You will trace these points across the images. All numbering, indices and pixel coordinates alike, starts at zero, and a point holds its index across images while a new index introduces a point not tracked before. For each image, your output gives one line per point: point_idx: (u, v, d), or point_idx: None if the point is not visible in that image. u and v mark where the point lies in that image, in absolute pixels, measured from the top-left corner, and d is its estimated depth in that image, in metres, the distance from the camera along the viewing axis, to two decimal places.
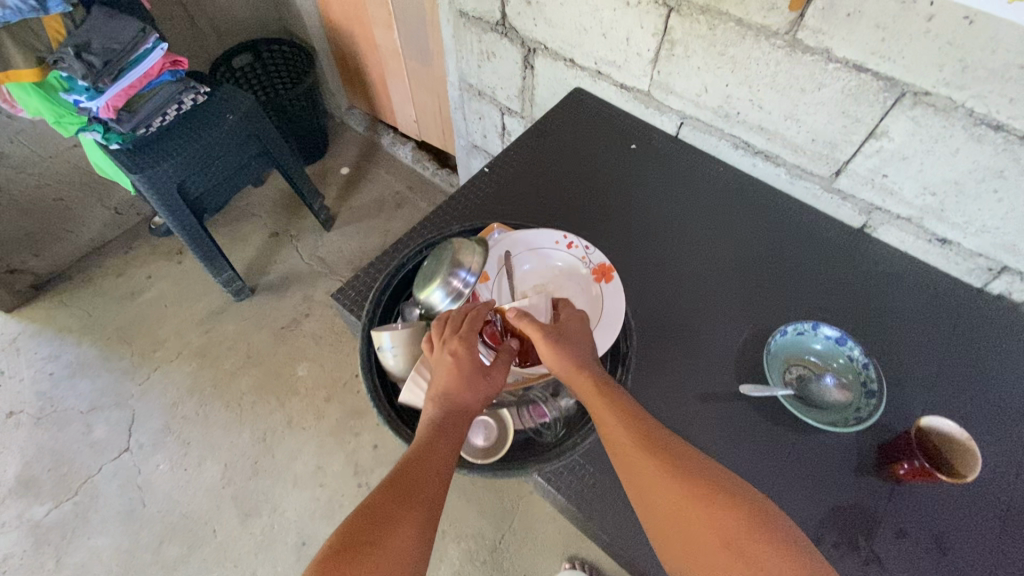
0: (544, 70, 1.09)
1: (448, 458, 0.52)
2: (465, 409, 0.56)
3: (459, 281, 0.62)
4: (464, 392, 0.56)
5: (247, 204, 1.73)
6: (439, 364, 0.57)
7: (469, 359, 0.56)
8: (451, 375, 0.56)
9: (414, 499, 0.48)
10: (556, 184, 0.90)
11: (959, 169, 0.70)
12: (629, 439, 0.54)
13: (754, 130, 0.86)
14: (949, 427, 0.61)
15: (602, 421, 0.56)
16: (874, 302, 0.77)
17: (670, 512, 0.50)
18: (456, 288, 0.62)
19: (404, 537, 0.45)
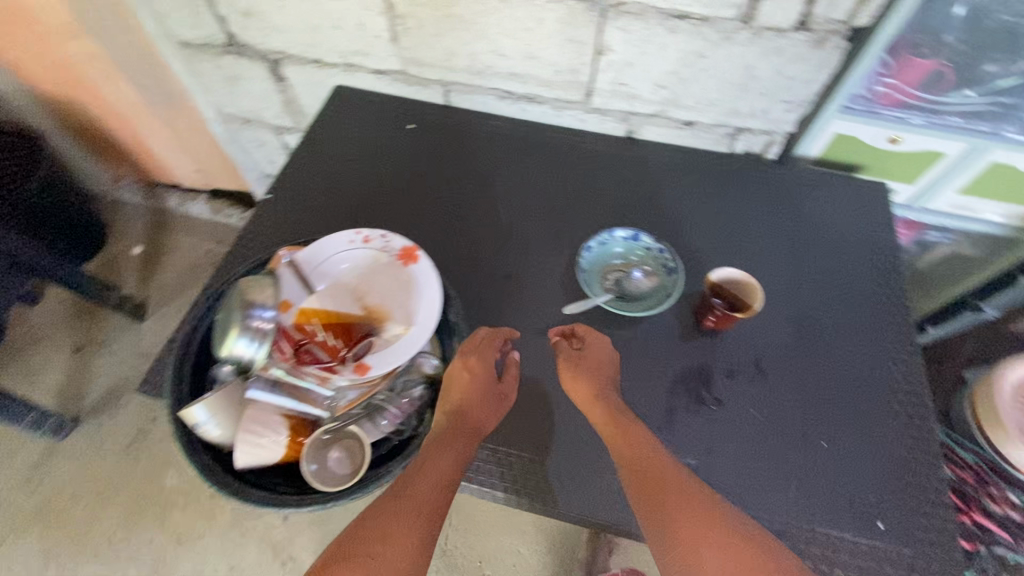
0: (298, 78, 1.03)
1: (454, 470, 0.54)
2: (472, 418, 0.59)
3: (257, 321, 0.57)
4: (477, 404, 0.59)
5: (28, 328, 1.45)
6: (455, 378, 0.60)
7: (480, 375, 0.60)
8: (465, 388, 0.60)
9: (418, 507, 0.50)
10: (347, 190, 0.88)
11: (673, 60, 0.80)
12: (645, 465, 0.57)
13: (508, 77, 0.90)
14: (723, 273, 0.72)
15: (616, 435, 0.60)
16: (656, 194, 0.87)
17: (677, 522, 0.52)
18: (257, 329, 0.56)
19: (406, 544, 0.47)
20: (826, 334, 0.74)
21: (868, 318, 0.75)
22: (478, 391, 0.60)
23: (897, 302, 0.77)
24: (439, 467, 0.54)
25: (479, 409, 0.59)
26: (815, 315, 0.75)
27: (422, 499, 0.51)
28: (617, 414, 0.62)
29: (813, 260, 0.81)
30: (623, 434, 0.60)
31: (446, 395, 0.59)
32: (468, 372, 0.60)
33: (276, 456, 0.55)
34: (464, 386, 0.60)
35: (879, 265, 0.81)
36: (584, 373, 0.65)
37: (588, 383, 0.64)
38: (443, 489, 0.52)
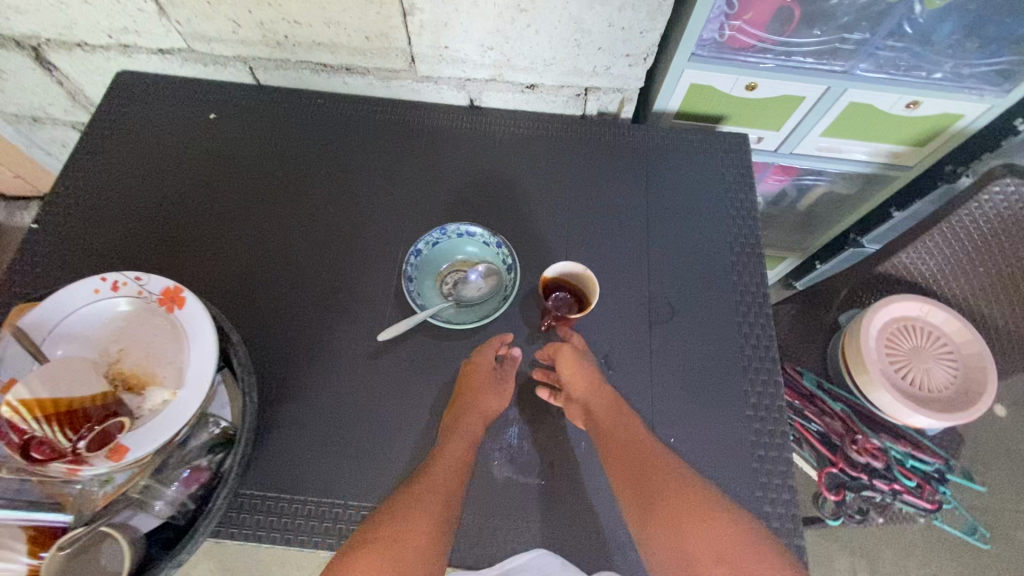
0: (70, 66, 0.85)
1: (465, 460, 0.56)
2: (487, 413, 0.61)
3: None
4: (485, 396, 0.61)
5: None
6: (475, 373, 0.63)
7: (491, 375, 0.63)
8: (478, 383, 0.62)
9: (433, 496, 0.52)
10: (136, 206, 0.73)
11: (492, 18, 0.68)
12: (654, 455, 0.55)
13: (314, 48, 0.76)
14: (552, 271, 0.66)
15: (625, 425, 0.59)
16: (502, 173, 0.78)
17: (675, 512, 0.50)
18: None
19: (417, 531, 0.49)
20: (677, 317, 0.69)
21: (722, 294, 0.71)
22: (490, 389, 0.62)
23: (752, 271, 0.73)
24: (455, 458, 0.56)
25: (486, 402, 0.61)
26: (666, 297, 0.70)
27: (439, 491, 0.53)
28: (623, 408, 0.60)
29: (667, 234, 0.75)
30: (632, 426, 0.58)
31: (462, 390, 0.61)
32: (486, 367, 0.63)
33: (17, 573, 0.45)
34: (479, 381, 0.62)
35: (736, 230, 0.76)
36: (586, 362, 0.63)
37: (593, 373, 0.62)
38: (456, 473, 0.55)
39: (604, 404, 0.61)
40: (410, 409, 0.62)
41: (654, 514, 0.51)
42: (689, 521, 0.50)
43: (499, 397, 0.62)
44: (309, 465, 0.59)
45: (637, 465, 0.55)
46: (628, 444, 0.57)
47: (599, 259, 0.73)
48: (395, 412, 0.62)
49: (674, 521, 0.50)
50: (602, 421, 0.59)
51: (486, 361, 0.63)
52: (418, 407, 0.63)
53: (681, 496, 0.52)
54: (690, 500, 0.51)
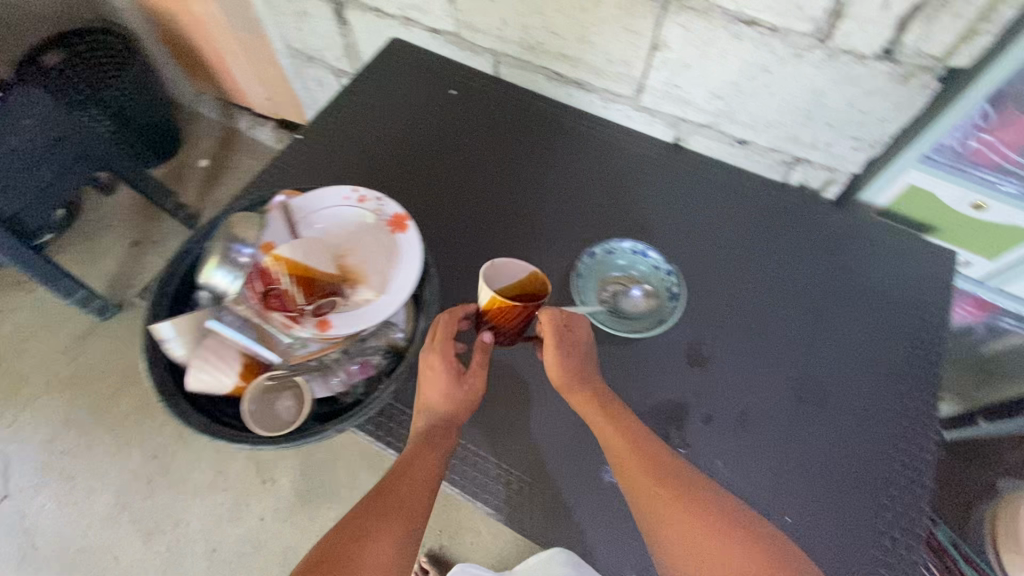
0: (358, 25, 1.03)
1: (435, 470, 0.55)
2: (452, 420, 0.59)
3: (239, 256, 0.60)
4: (440, 407, 0.59)
5: (98, 214, 1.59)
6: (423, 376, 0.60)
7: (450, 370, 0.59)
8: (435, 385, 0.59)
9: (395, 509, 0.52)
10: (372, 146, 0.88)
11: (733, 70, 0.72)
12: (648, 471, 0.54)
13: (559, 58, 0.85)
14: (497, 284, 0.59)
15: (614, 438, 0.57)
16: (688, 211, 0.81)
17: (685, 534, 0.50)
18: (237, 264, 0.59)
19: (383, 546, 0.49)
20: (826, 403, 0.67)
21: (881, 398, 0.68)
22: (452, 387, 0.59)
23: (922, 388, 0.69)
24: (426, 471, 0.55)
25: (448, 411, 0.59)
26: (820, 380, 0.69)
27: (405, 503, 0.52)
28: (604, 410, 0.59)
29: (839, 321, 0.73)
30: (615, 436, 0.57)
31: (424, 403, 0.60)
32: (433, 369, 0.59)
33: (230, 387, 0.58)
34: (433, 381, 0.59)
35: (916, 343, 0.72)
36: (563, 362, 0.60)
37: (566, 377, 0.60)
38: (424, 489, 0.54)
39: (578, 395, 0.60)
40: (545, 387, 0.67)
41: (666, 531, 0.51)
42: (695, 547, 0.50)
43: (469, 390, 0.60)
44: None
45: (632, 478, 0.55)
46: (624, 457, 0.56)
47: (760, 320, 0.73)
48: None
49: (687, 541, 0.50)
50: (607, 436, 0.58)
51: (429, 362, 0.59)
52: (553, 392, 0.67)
53: (677, 514, 0.51)
54: (688, 517, 0.51)
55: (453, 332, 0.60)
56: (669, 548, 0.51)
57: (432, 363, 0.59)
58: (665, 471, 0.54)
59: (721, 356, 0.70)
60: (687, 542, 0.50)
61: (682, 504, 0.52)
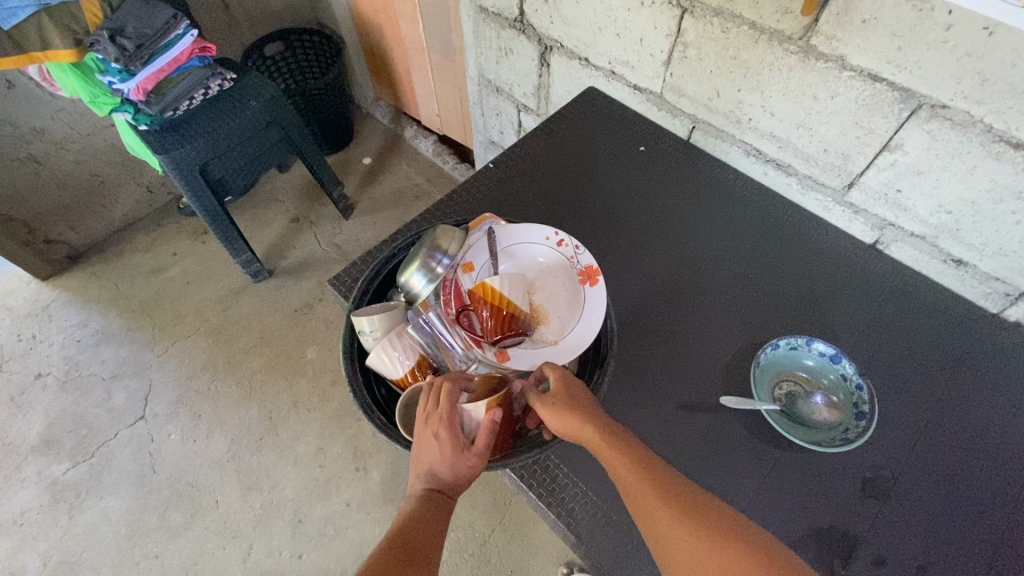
0: (559, 69, 1.08)
1: (436, 532, 0.52)
2: (450, 486, 0.54)
3: (437, 264, 0.62)
4: (447, 472, 0.53)
5: (271, 187, 1.77)
6: (421, 442, 0.53)
7: (452, 442, 0.52)
8: (434, 454, 0.53)
9: (407, 566, 0.48)
10: (555, 183, 0.90)
11: (975, 188, 0.67)
12: (652, 495, 0.51)
13: (765, 137, 0.83)
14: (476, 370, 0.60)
15: (616, 468, 0.53)
16: (884, 321, 0.75)
17: (690, 559, 0.47)
18: (434, 270, 0.62)
19: None
20: None
21: None
22: (454, 458, 0.52)
23: None
24: (427, 530, 0.51)
25: (452, 478, 0.53)
26: None
27: (416, 558, 0.49)
28: (604, 436, 0.54)
29: None
30: (610, 455, 0.53)
31: (418, 460, 0.54)
32: (437, 437, 0.52)
33: (394, 374, 0.60)
34: (435, 451, 0.52)
35: None
36: (556, 409, 0.55)
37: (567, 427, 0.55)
38: (428, 551, 0.50)
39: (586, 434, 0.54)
40: (699, 471, 0.63)
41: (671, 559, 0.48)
42: (683, 554, 0.47)
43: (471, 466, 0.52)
44: (598, 464, 0.63)
45: (634, 501, 0.51)
46: (626, 487, 0.52)
47: (957, 464, 0.64)
48: (688, 469, 0.63)
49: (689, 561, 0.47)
50: (614, 466, 0.53)
51: (432, 429, 0.53)
52: (711, 481, 0.63)
53: (669, 526, 0.49)
54: (676, 521, 0.49)
55: (447, 401, 0.53)
56: (667, 559, 0.48)
57: (435, 431, 0.52)
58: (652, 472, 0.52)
59: (906, 493, 0.62)
60: (684, 550, 0.47)
61: (677, 517, 0.49)
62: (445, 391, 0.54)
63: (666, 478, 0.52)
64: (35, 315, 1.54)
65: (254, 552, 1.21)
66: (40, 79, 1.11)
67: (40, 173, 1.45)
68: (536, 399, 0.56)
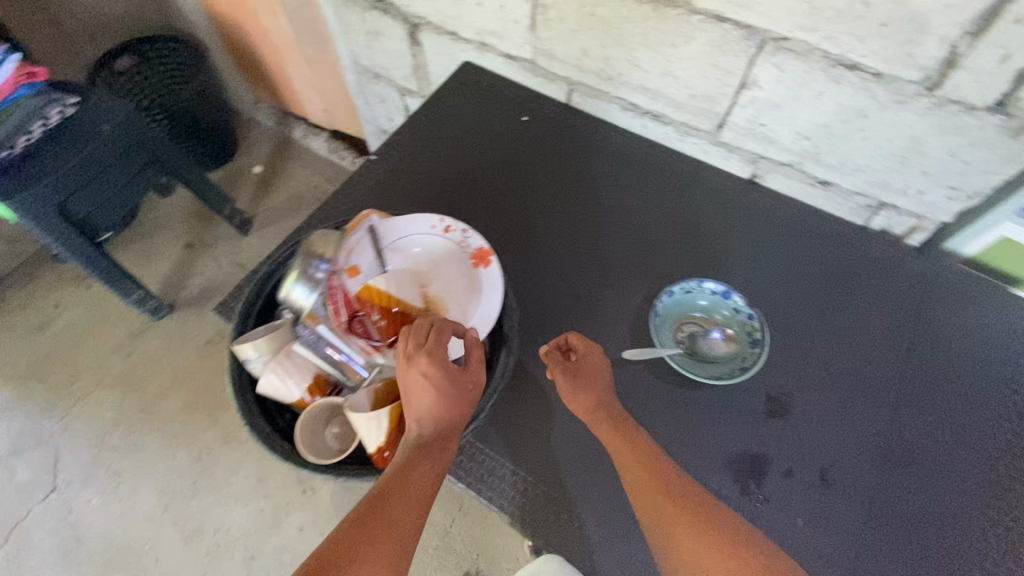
0: (431, 46, 1.04)
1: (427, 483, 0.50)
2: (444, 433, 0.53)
3: (318, 272, 0.59)
4: (438, 414, 0.52)
5: (156, 214, 1.63)
6: (410, 382, 0.53)
7: (440, 380, 0.52)
8: (423, 393, 0.52)
9: (388, 523, 0.46)
10: (444, 167, 0.87)
11: (825, 112, 0.71)
12: (647, 476, 0.53)
13: (637, 90, 0.84)
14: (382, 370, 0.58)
15: (622, 451, 0.56)
16: (768, 251, 0.79)
17: (677, 530, 0.49)
18: (315, 279, 0.58)
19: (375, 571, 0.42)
20: (916, 466, 0.64)
21: (970, 463, 0.64)
22: (442, 397, 0.52)
23: None
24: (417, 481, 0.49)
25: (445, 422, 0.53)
26: (909, 439, 0.65)
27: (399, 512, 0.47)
28: (615, 422, 0.58)
29: (929, 377, 0.70)
30: (620, 439, 0.57)
31: (408, 403, 0.54)
32: (425, 376, 0.52)
33: (290, 397, 0.58)
34: (422, 391, 0.52)
35: (1013, 406, 0.68)
36: (580, 386, 0.60)
37: (586, 402, 0.59)
38: (416, 505, 0.48)
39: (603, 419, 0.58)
40: None
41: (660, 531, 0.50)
42: (670, 527, 0.50)
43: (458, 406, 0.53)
44: (522, 440, 0.64)
45: (631, 479, 0.54)
46: (623, 466, 0.55)
47: (844, 370, 0.70)
48: None
49: (677, 534, 0.49)
50: (618, 448, 0.56)
51: (419, 368, 0.53)
52: None
53: (659, 503, 0.51)
54: (668, 499, 0.51)
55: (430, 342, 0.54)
56: (657, 532, 0.51)
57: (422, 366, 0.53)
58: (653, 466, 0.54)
59: (805, 408, 0.67)
60: (675, 522, 0.50)
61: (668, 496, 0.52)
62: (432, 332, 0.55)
63: (659, 463, 0.55)
64: None
65: None
66: None
67: None
68: (561, 370, 0.61)
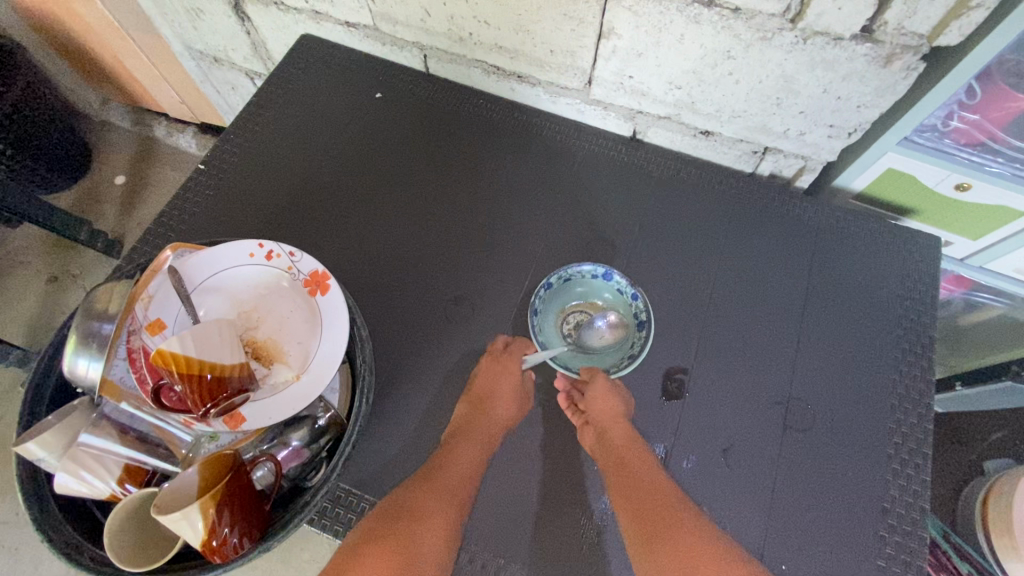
0: (262, 20, 0.89)
1: (472, 469, 0.56)
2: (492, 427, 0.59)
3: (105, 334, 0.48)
4: (495, 406, 0.60)
5: (6, 249, 1.42)
6: (480, 373, 0.62)
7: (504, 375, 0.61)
8: (490, 383, 0.61)
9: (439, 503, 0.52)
10: (292, 169, 0.76)
11: (692, 57, 0.63)
12: (656, 483, 0.54)
13: (494, 51, 0.74)
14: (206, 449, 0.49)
15: (638, 459, 0.56)
16: (656, 216, 0.73)
17: (664, 529, 0.50)
18: (102, 345, 0.47)
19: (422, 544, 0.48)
20: (818, 428, 0.62)
21: (869, 415, 0.63)
22: (505, 394, 0.60)
23: (920, 399, 0.63)
24: (466, 464, 0.56)
25: (499, 414, 0.60)
26: (808, 400, 0.63)
27: (444, 495, 0.52)
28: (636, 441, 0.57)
29: (825, 329, 0.67)
30: (638, 450, 0.56)
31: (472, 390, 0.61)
32: (492, 370, 0.61)
33: (98, 495, 0.47)
34: (487, 384, 0.60)
35: (905, 345, 0.66)
36: (620, 397, 0.59)
37: (616, 414, 0.57)
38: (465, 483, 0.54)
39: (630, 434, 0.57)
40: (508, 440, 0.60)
41: (648, 530, 0.51)
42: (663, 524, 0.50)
43: (507, 404, 0.60)
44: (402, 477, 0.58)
45: (636, 483, 0.54)
46: (633, 471, 0.55)
47: (739, 336, 0.66)
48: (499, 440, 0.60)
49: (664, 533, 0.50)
50: (631, 458, 0.56)
51: (495, 363, 0.62)
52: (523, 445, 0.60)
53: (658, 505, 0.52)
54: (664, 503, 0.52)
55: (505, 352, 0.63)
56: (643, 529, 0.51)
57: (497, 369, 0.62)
58: (637, 477, 0.54)
59: (701, 385, 0.63)
60: (666, 524, 0.50)
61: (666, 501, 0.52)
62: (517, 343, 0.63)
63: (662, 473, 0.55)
64: None
65: None
66: None
67: None
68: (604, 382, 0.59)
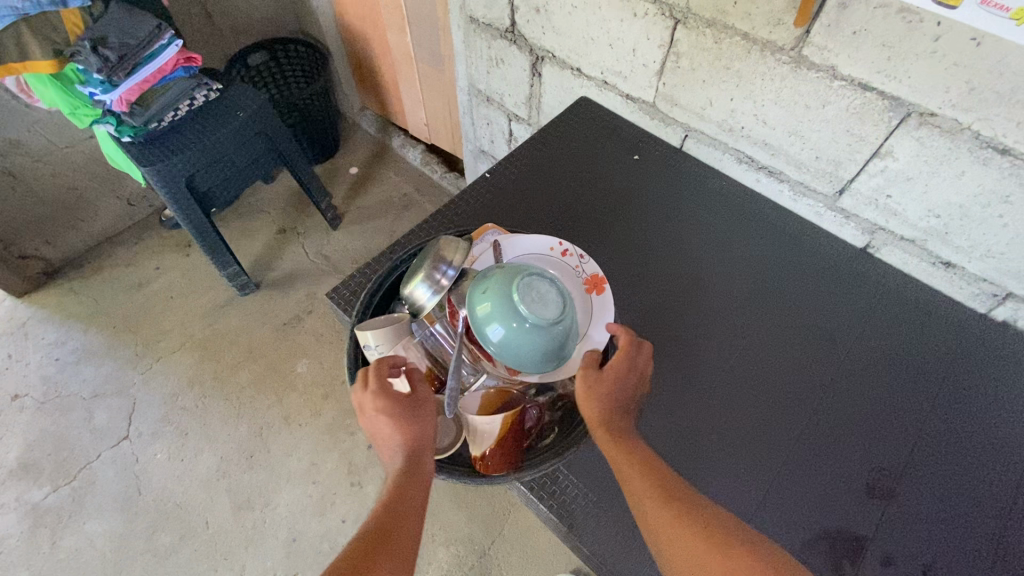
0: (551, 78, 1.09)
1: (412, 499, 0.51)
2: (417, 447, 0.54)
3: (442, 276, 0.62)
4: (407, 427, 0.54)
5: (256, 198, 1.75)
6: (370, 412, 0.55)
7: (391, 400, 0.55)
8: (381, 419, 0.54)
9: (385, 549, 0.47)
10: (554, 194, 0.90)
11: (963, 193, 0.69)
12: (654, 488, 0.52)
13: (758, 145, 0.85)
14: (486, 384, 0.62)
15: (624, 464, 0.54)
16: (879, 324, 0.77)
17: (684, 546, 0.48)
18: (439, 283, 0.62)
19: None
20: None
21: None
22: (403, 415, 0.54)
23: None
24: (407, 498, 0.51)
25: (415, 430, 0.54)
26: None
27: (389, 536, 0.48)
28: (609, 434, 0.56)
29: None
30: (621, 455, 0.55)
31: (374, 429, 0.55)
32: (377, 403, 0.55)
33: None
34: (381, 419, 0.54)
35: None
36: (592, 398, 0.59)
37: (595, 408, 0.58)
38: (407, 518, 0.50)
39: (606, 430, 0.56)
40: (706, 475, 0.65)
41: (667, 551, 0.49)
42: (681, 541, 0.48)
43: (415, 422, 0.55)
44: (611, 476, 0.62)
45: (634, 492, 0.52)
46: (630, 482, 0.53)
47: (955, 461, 0.65)
48: (700, 474, 0.65)
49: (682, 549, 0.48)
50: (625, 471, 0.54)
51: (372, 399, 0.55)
52: (721, 486, 0.64)
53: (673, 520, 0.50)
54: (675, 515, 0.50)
55: (379, 373, 0.56)
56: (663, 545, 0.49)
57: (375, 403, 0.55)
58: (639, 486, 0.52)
59: (910, 494, 0.63)
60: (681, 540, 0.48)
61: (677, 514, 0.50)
62: (384, 363, 0.57)
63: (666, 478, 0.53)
64: (11, 333, 1.48)
65: (247, 573, 1.18)
66: (17, 90, 1.09)
67: (15, 187, 1.40)
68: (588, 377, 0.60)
